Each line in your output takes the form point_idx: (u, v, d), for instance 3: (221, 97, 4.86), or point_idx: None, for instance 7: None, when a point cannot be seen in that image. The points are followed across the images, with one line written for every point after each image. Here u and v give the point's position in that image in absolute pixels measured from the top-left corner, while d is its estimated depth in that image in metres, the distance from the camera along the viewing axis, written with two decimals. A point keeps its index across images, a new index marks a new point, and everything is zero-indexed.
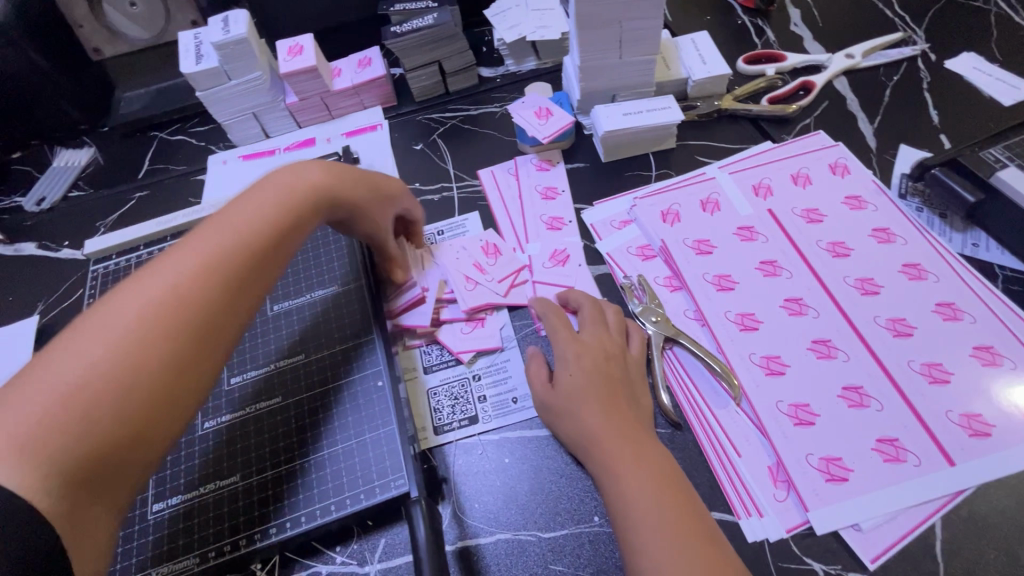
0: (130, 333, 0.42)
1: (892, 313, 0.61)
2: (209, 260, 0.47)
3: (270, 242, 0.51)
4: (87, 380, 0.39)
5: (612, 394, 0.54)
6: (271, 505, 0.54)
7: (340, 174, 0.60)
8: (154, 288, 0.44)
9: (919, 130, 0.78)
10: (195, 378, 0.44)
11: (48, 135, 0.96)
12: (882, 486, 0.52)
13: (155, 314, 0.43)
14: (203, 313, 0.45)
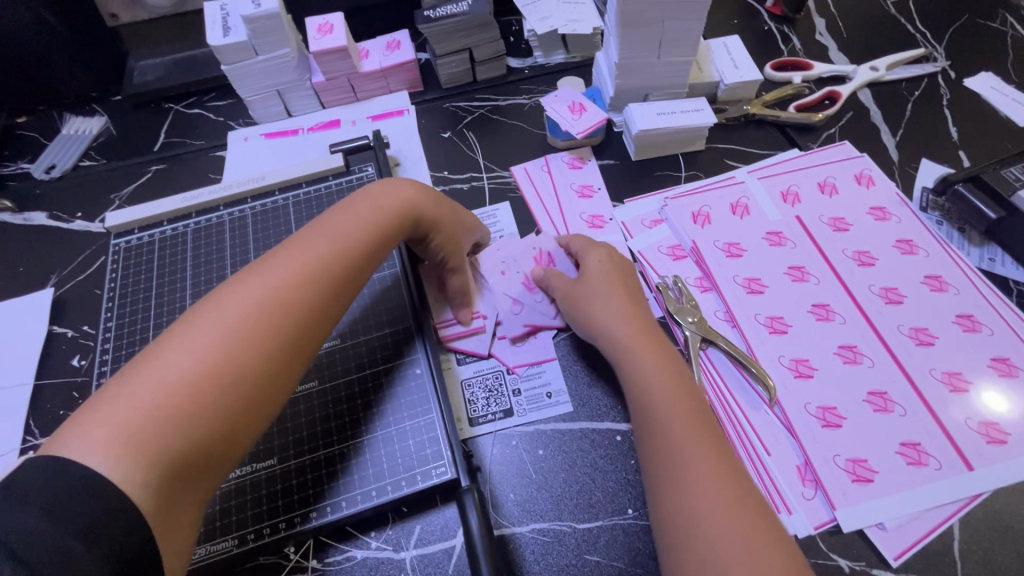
0: (224, 340, 0.43)
1: (914, 322, 0.63)
2: (299, 276, 0.48)
3: (359, 255, 0.53)
4: (183, 382, 0.40)
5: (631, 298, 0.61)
6: (312, 489, 0.55)
7: (428, 197, 0.60)
8: (247, 298, 0.45)
9: (940, 145, 0.80)
10: (281, 387, 0.46)
11: (56, 100, 0.93)
12: (904, 488, 0.54)
13: (246, 325, 0.44)
14: (291, 329, 0.46)
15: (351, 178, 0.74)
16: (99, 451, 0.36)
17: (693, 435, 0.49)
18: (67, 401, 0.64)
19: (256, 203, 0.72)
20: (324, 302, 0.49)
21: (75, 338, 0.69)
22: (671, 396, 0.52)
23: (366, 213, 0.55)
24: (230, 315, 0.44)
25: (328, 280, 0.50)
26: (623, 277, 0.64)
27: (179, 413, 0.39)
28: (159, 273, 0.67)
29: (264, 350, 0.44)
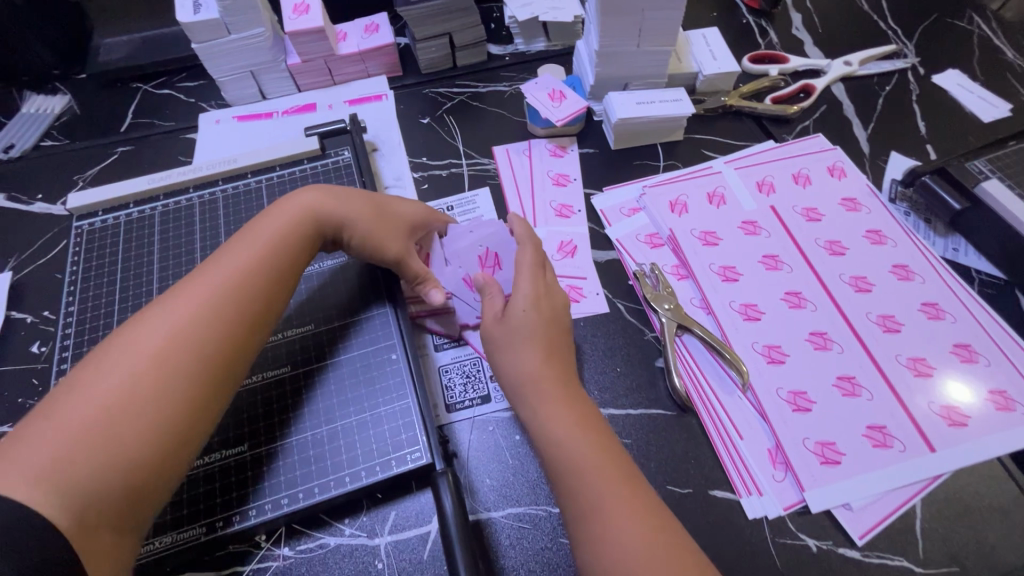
0: (132, 369, 0.44)
1: (882, 310, 0.65)
2: (207, 297, 0.49)
3: (268, 268, 0.53)
4: (94, 412, 0.41)
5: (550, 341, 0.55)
6: (283, 476, 0.52)
7: (343, 199, 0.60)
8: (153, 326, 0.46)
9: (909, 139, 0.82)
10: (201, 407, 0.46)
11: (15, 77, 0.89)
12: (870, 469, 0.55)
13: (154, 352, 0.45)
14: (197, 351, 0.47)
15: (326, 161, 0.73)
16: (12, 487, 0.37)
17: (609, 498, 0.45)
18: (25, 388, 0.62)
19: (228, 186, 0.70)
20: (238, 318, 0.50)
21: (35, 324, 0.66)
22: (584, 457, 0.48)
23: (279, 227, 0.55)
24: (138, 343, 0.45)
25: (241, 297, 0.50)
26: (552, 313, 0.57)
27: (91, 442, 0.40)
28: (124, 255, 0.65)
29: (178, 374, 0.45)
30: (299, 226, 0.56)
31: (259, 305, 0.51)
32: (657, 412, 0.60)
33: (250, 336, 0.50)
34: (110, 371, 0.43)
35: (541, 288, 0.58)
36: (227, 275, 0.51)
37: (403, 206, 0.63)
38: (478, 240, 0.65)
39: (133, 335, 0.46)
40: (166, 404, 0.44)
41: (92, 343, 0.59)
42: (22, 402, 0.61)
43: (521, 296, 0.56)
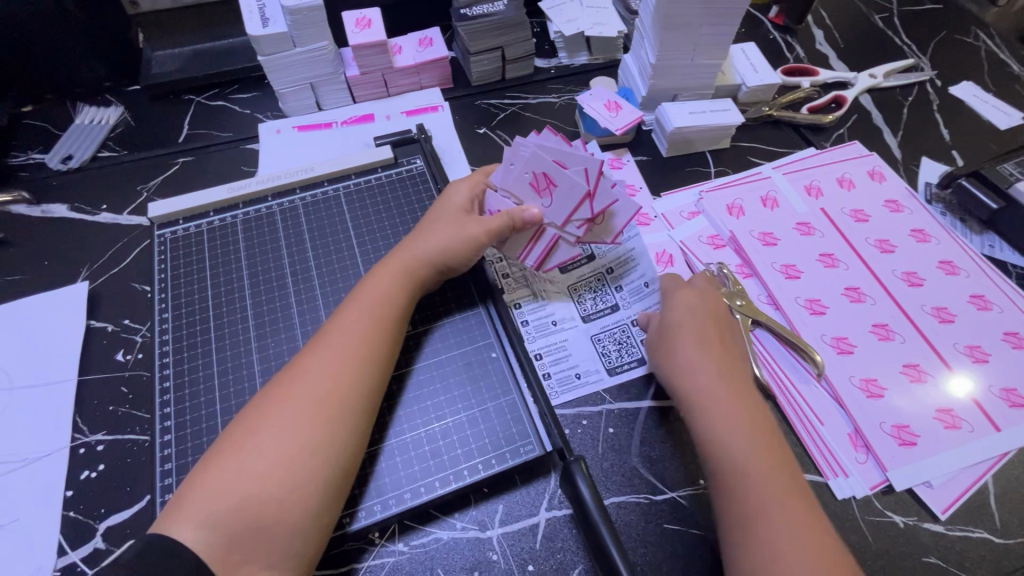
0: (280, 413, 0.49)
1: (935, 302, 0.70)
2: (330, 344, 0.53)
3: (366, 311, 0.55)
4: (253, 454, 0.47)
5: (728, 357, 0.58)
6: (400, 472, 0.53)
7: (416, 234, 0.63)
8: (288, 375, 0.52)
9: (936, 145, 0.89)
10: (313, 442, 0.48)
11: (67, 89, 0.88)
12: (943, 449, 0.59)
13: (292, 397, 0.50)
14: (307, 393, 0.50)
15: (400, 170, 0.75)
16: (184, 516, 0.44)
17: (783, 506, 0.48)
18: (115, 397, 0.61)
19: (307, 193, 0.71)
20: (357, 357, 0.53)
21: (117, 332, 0.66)
22: (753, 459, 0.51)
23: (378, 275, 0.59)
24: (280, 390, 0.51)
25: (355, 339, 0.53)
26: (717, 326, 0.61)
27: (253, 481, 0.46)
28: (211, 262, 0.65)
29: (315, 414, 0.49)
30: (391, 267, 0.59)
31: (373, 343, 0.54)
32: None
33: (370, 373, 0.52)
34: (261, 418, 0.49)
35: (705, 302, 0.63)
36: (342, 321, 0.55)
37: (450, 206, 0.64)
38: (522, 168, 0.61)
39: (277, 384, 0.51)
40: (306, 441, 0.48)
41: (190, 349, 0.59)
42: (114, 410, 0.61)
43: (682, 311, 0.62)
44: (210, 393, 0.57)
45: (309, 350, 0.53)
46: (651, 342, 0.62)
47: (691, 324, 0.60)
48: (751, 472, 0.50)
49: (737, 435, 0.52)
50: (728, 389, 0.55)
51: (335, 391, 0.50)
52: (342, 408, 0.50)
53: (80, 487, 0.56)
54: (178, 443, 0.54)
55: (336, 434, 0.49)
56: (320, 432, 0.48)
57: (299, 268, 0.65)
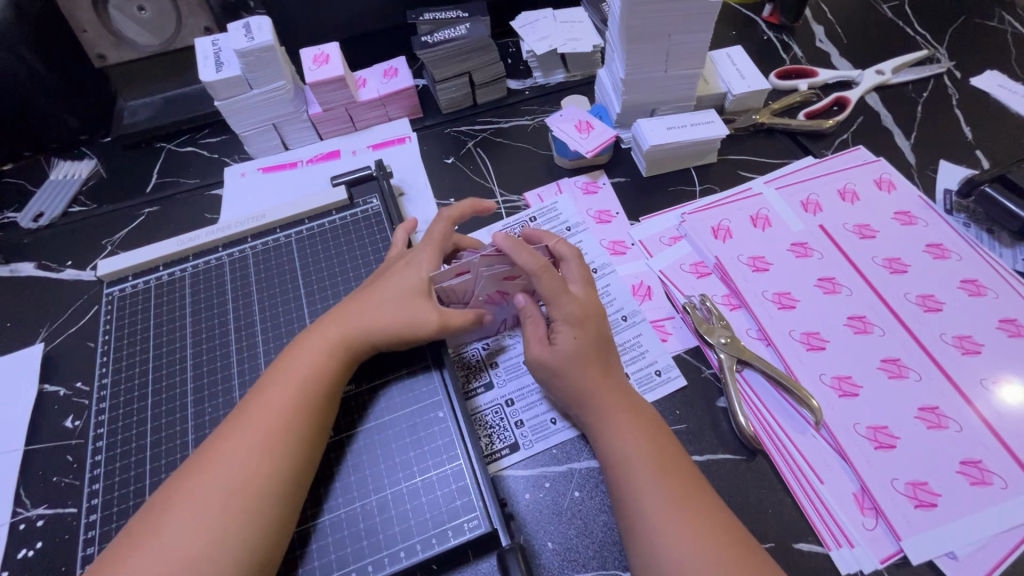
0: (187, 504, 0.44)
1: (957, 330, 0.60)
2: (247, 423, 0.48)
3: (303, 391, 0.50)
4: (154, 552, 0.42)
5: (605, 353, 0.55)
6: (333, 554, 0.48)
7: (359, 298, 0.56)
8: (200, 460, 0.46)
9: (956, 146, 0.79)
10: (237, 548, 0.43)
11: (43, 146, 0.89)
12: (970, 511, 0.50)
13: (202, 486, 0.45)
14: (234, 491, 0.44)
15: (355, 211, 0.71)
16: None
17: (656, 487, 0.47)
18: (60, 466, 0.60)
19: (257, 242, 0.68)
20: (278, 438, 0.47)
21: (68, 397, 0.65)
22: (628, 446, 0.50)
23: (305, 341, 0.53)
24: (191, 477, 0.46)
25: (276, 416, 0.48)
26: (595, 335, 0.56)
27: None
28: (156, 321, 0.63)
29: (225, 505, 0.44)
30: (334, 335, 0.53)
31: (296, 419, 0.48)
32: (724, 456, 0.55)
33: (292, 453, 0.47)
34: (167, 510, 0.44)
35: (586, 305, 0.57)
36: (261, 396, 0.50)
37: (410, 275, 0.57)
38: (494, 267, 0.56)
39: (189, 468, 0.46)
40: (221, 546, 0.42)
41: (127, 416, 0.57)
42: (57, 480, 0.59)
43: (564, 323, 0.55)
44: (141, 466, 0.54)
45: (231, 432, 0.48)
46: (536, 358, 0.55)
47: (575, 340, 0.54)
48: (628, 459, 0.49)
49: (608, 425, 0.52)
50: (600, 382, 0.54)
51: (251, 477, 0.45)
52: (258, 499, 0.45)
53: (15, 567, 0.54)
54: (104, 522, 0.51)
55: (247, 527, 0.44)
56: (229, 525, 0.43)
57: (244, 323, 0.62)
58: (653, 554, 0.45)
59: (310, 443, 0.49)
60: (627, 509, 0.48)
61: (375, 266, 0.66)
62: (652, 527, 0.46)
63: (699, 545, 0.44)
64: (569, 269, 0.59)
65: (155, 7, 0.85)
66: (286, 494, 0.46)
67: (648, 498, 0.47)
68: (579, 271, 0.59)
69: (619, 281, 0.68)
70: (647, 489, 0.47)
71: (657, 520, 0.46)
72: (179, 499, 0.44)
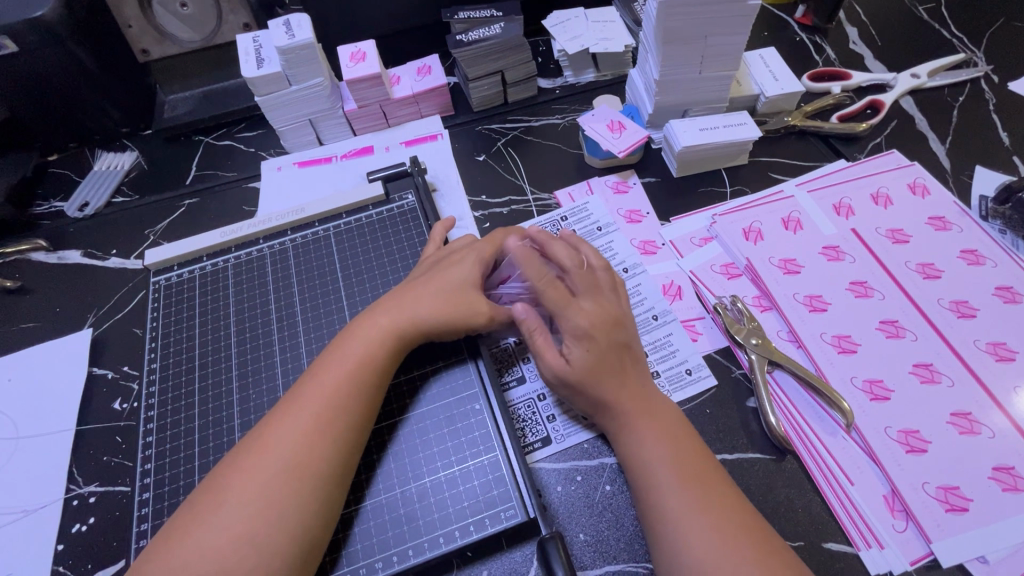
0: (243, 484, 0.46)
1: (991, 337, 0.61)
2: (301, 407, 0.50)
3: (348, 378, 0.51)
4: (213, 527, 0.44)
5: (628, 361, 0.55)
6: (374, 538, 0.50)
7: (407, 289, 0.58)
8: (255, 442, 0.48)
9: (993, 151, 0.78)
10: (286, 525, 0.45)
11: (87, 138, 0.92)
12: (1001, 517, 0.51)
13: (257, 467, 0.47)
14: (283, 472, 0.46)
15: (391, 206, 0.72)
16: None
17: (682, 492, 0.48)
18: (110, 446, 0.62)
19: (297, 235, 0.70)
20: (327, 423, 0.49)
21: (116, 380, 0.68)
22: (650, 455, 0.51)
23: (355, 329, 0.55)
24: (246, 457, 0.47)
25: (328, 401, 0.50)
26: (608, 345, 0.54)
27: (212, 559, 0.43)
28: (201, 309, 0.65)
29: (280, 485, 0.46)
30: (382, 325, 0.55)
31: (347, 404, 0.50)
32: (754, 456, 0.56)
33: (341, 439, 0.49)
34: (224, 488, 0.46)
35: (590, 315, 0.55)
36: (314, 381, 0.51)
37: (464, 268, 0.59)
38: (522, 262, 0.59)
39: (243, 449, 0.48)
40: (273, 523, 0.44)
41: (175, 400, 0.59)
42: (108, 460, 0.61)
43: (572, 340, 0.54)
44: (190, 448, 0.56)
45: (282, 415, 0.50)
46: (554, 374, 0.54)
47: (587, 353, 0.53)
48: (652, 466, 0.50)
49: (630, 433, 0.53)
50: (621, 393, 0.54)
51: (305, 458, 0.47)
52: (313, 479, 0.47)
53: (70, 541, 0.57)
54: (156, 501, 0.54)
55: (301, 508, 0.45)
56: (283, 504, 0.45)
57: (285, 315, 0.64)
58: (678, 554, 0.46)
59: (359, 429, 0.50)
60: (651, 513, 0.49)
61: (411, 261, 0.67)
62: (678, 529, 0.47)
63: (726, 548, 0.45)
64: (570, 280, 0.58)
65: (198, 5, 0.87)
66: (337, 477, 0.48)
67: (678, 496, 0.48)
68: (580, 280, 0.57)
69: (651, 280, 0.69)
70: (672, 493, 0.48)
71: (681, 524, 0.47)
72: (234, 476, 0.47)
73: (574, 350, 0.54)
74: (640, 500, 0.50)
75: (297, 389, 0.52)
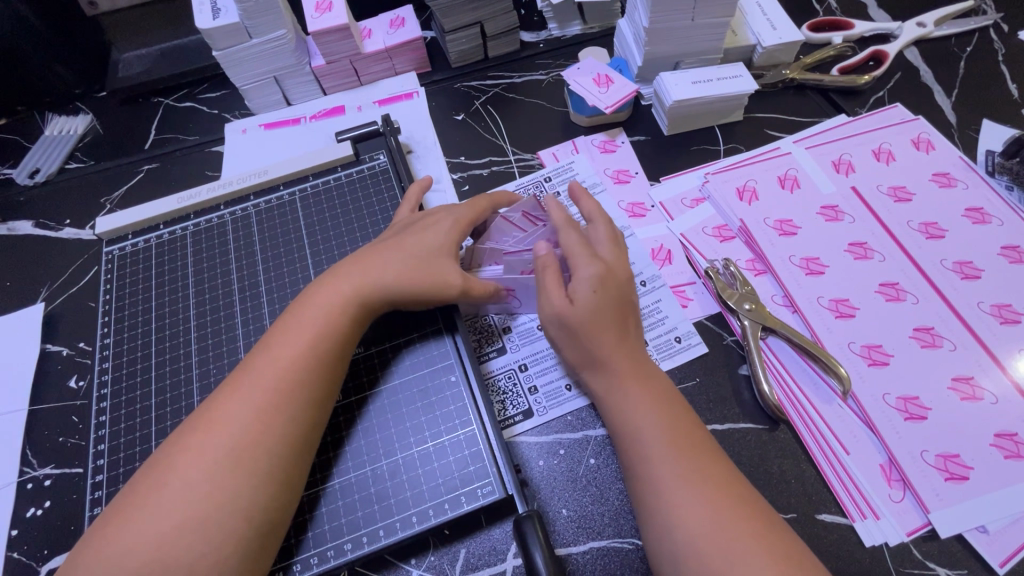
0: (192, 463, 0.43)
1: (996, 298, 0.57)
2: (256, 379, 0.46)
3: (308, 349, 0.48)
4: (162, 510, 0.41)
5: (624, 317, 0.52)
6: (343, 518, 0.47)
7: (373, 253, 0.54)
8: (206, 418, 0.45)
9: (1001, 104, 0.74)
10: (240, 506, 0.42)
11: (36, 100, 0.86)
12: (1002, 485, 0.49)
13: (207, 445, 0.43)
14: (236, 449, 0.43)
15: (361, 167, 0.67)
16: None
17: (672, 461, 0.45)
18: (65, 426, 0.59)
19: (260, 200, 0.65)
20: (285, 396, 0.45)
21: (71, 357, 0.63)
22: (642, 419, 0.48)
23: (318, 295, 0.51)
24: (196, 434, 0.44)
25: (284, 374, 0.46)
26: (616, 293, 0.52)
27: (160, 542, 0.40)
28: (157, 280, 0.61)
29: (233, 463, 0.43)
30: (347, 291, 0.51)
31: (308, 378, 0.47)
32: (747, 426, 0.53)
33: (301, 414, 0.45)
34: (174, 467, 0.43)
35: (606, 263, 0.53)
36: (269, 352, 0.48)
37: (440, 232, 0.55)
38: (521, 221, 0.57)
39: (193, 425, 0.45)
40: (226, 505, 0.41)
41: (130, 378, 0.56)
42: (64, 441, 0.58)
43: (581, 278, 0.51)
44: (147, 428, 0.53)
45: (236, 388, 0.46)
46: (554, 314, 0.51)
47: (595, 294, 0.51)
48: (641, 434, 0.47)
49: (622, 397, 0.50)
50: (615, 352, 0.50)
51: (260, 435, 0.44)
52: (269, 458, 0.43)
53: (24, 526, 0.53)
54: (111, 482, 0.51)
55: (255, 488, 0.42)
56: (237, 484, 0.42)
57: (248, 284, 0.60)
58: (668, 526, 0.43)
59: (321, 403, 0.47)
60: (642, 482, 0.46)
61: (383, 226, 0.63)
62: (667, 501, 0.44)
63: (719, 520, 0.42)
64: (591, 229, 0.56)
65: None
66: (296, 455, 0.45)
67: (664, 470, 0.45)
68: (604, 231, 0.56)
69: (639, 243, 0.65)
70: (664, 462, 0.45)
71: (673, 493, 0.44)
72: (183, 455, 0.43)
73: (580, 287, 0.51)
74: (630, 468, 0.47)
75: (253, 360, 0.48)
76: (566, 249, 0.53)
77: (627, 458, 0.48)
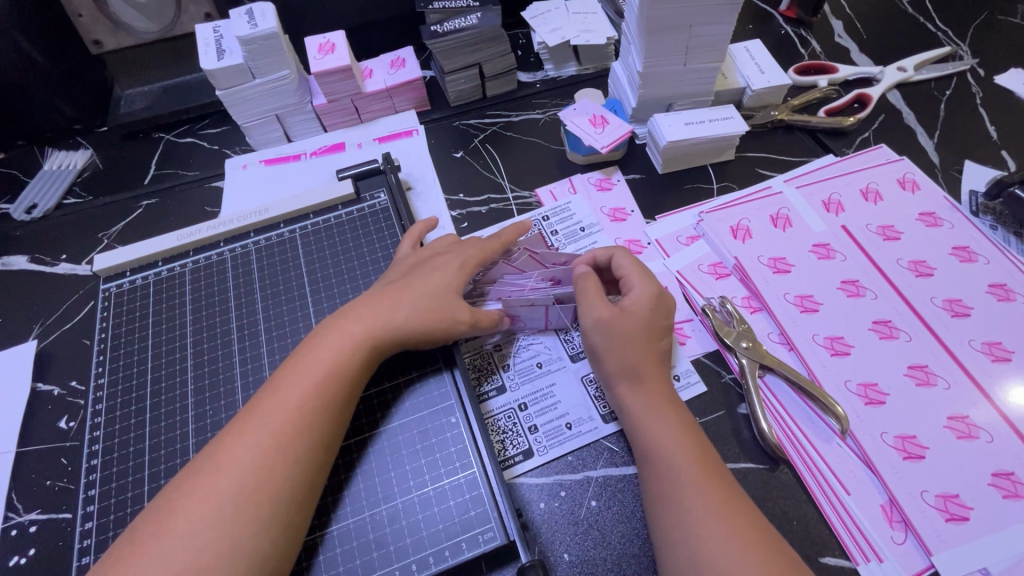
0: (193, 513, 0.41)
1: (987, 336, 0.59)
2: (261, 422, 0.45)
3: (316, 389, 0.47)
4: (158, 560, 0.40)
5: (658, 334, 0.54)
6: (340, 566, 0.46)
7: (382, 293, 0.54)
8: (209, 463, 0.44)
9: (981, 145, 0.77)
10: (244, 554, 0.41)
11: (36, 135, 0.86)
12: (1003, 527, 0.49)
13: (211, 491, 0.42)
14: (239, 494, 0.42)
15: (362, 205, 0.68)
16: None
17: (699, 483, 0.45)
18: (54, 470, 0.57)
19: (261, 237, 0.66)
20: (289, 441, 0.45)
21: (62, 396, 0.62)
22: (671, 437, 0.48)
23: (326, 335, 0.51)
24: (197, 480, 0.43)
25: (291, 417, 0.46)
26: (664, 318, 0.55)
27: None
28: (155, 318, 0.61)
29: (236, 511, 0.42)
30: (354, 331, 0.51)
31: (313, 420, 0.46)
32: (748, 465, 0.53)
33: (305, 458, 0.45)
34: (172, 515, 0.42)
35: (661, 287, 0.55)
36: (276, 393, 0.47)
37: (442, 272, 0.55)
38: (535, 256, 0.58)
39: (193, 471, 0.44)
40: (228, 553, 0.40)
41: (124, 420, 0.55)
42: (51, 485, 0.56)
43: (638, 295, 0.54)
44: (140, 471, 0.52)
45: (240, 431, 0.45)
46: (604, 319, 0.53)
47: (646, 315, 0.53)
48: (669, 452, 0.48)
49: (650, 414, 0.50)
50: (648, 366, 0.52)
51: (263, 480, 0.43)
52: (271, 505, 0.43)
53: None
54: (100, 530, 0.49)
55: (259, 535, 0.42)
56: (238, 533, 0.41)
57: (247, 322, 0.60)
58: (693, 547, 0.43)
59: (325, 446, 0.46)
60: (665, 503, 0.46)
61: (383, 264, 0.63)
62: (693, 522, 0.44)
63: (741, 542, 0.42)
64: None
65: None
66: (299, 501, 0.44)
67: (693, 500, 0.45)
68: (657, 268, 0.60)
69: None
70: (694, 490, 0.45)
71: (699, 513, 0.44)
72: (185, 501, 0.42)
73: (638, 297, 0.54)
74: (654, 487, 0.47)
75: (258, 402, 0.47)
76: (623, 272, 0.57)
77: (652, 477, 0.48)
